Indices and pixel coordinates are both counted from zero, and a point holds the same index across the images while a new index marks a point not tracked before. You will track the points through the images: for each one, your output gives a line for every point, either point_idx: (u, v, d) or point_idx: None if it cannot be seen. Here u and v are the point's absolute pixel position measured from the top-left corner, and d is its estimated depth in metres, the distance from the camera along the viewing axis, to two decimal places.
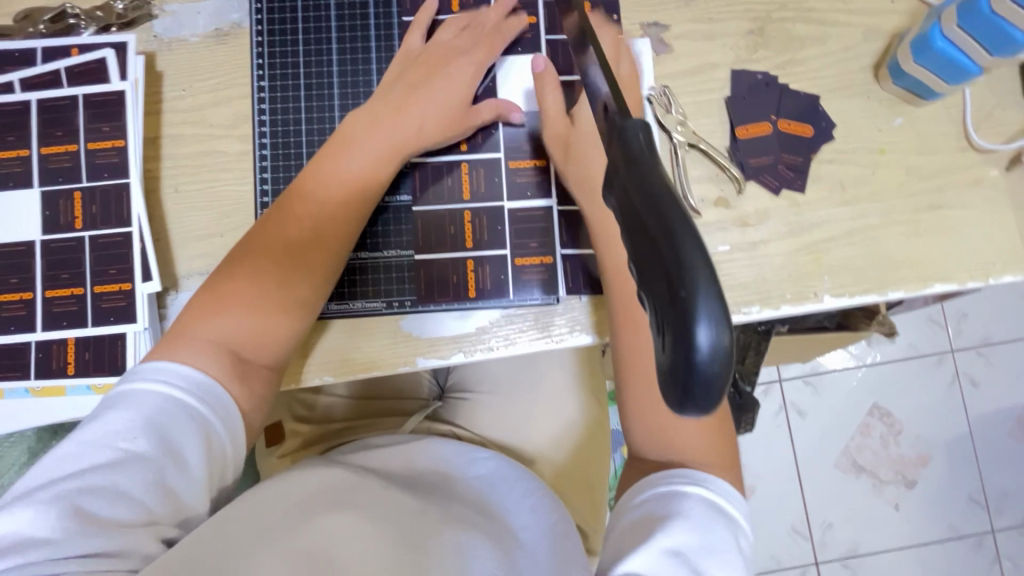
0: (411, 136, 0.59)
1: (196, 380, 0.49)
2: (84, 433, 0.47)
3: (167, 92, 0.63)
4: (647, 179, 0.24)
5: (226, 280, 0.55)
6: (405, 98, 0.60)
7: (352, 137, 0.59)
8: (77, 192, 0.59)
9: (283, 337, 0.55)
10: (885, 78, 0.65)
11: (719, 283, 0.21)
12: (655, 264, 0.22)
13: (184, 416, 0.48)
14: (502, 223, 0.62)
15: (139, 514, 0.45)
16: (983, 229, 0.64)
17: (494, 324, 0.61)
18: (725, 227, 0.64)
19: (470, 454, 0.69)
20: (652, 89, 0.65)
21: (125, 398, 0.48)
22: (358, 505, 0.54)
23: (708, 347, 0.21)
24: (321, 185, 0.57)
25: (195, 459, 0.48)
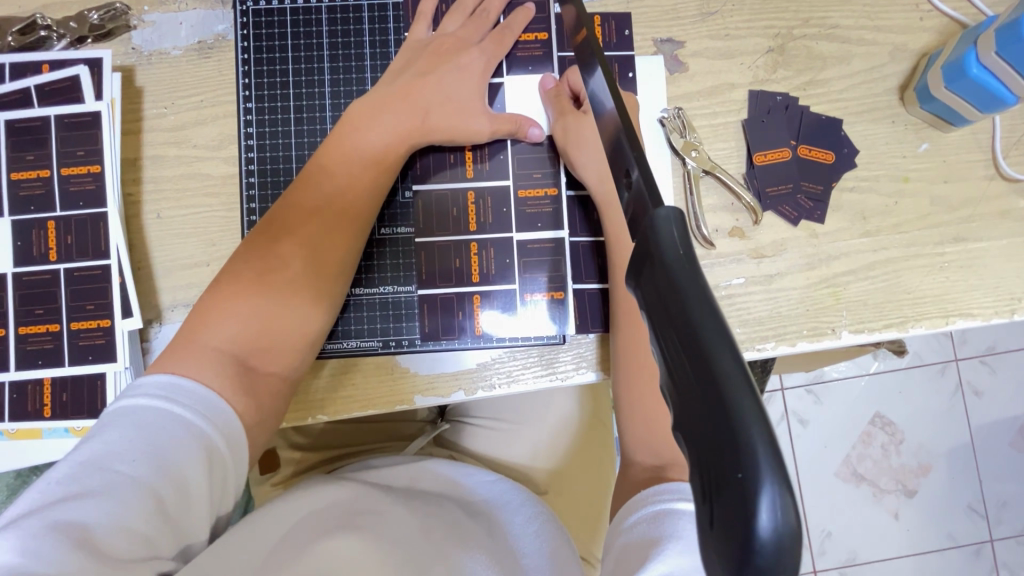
0: (418, 125, 0.56)
1: (202, 399, 0.46)
2: (80, 454, 0.43)
3: (148, 110, 0.58)
4: (686, 299, 0.20)
5: (227, 291, 0.52)
6: (412, 84, 0.56)
7: (355, 125, 0.55)
8: (51, 222, 0.56)
9: (289, 347, 0.53)
10: (911, 101, 0.61)
11: (780, 447, 0.17)
12: (700, 417, 0.19)
13: (186, 437, 0.44)
14: (511, 256, 0.58)
15: (137, 544, 0.41)
16: (1007, 261, 0.61)
17: (497, 360, 0.58)
18: (740, 258, 0.61)
19: (476, 471, 0.68)
20: (665, 111, 0.61)
21: (126, 418, 0.44)
22: (359, 529, 0.52)
23: (769, 538, 0.17)
24: (321, 193, 0.54)
25: (199, 484, 0.44)
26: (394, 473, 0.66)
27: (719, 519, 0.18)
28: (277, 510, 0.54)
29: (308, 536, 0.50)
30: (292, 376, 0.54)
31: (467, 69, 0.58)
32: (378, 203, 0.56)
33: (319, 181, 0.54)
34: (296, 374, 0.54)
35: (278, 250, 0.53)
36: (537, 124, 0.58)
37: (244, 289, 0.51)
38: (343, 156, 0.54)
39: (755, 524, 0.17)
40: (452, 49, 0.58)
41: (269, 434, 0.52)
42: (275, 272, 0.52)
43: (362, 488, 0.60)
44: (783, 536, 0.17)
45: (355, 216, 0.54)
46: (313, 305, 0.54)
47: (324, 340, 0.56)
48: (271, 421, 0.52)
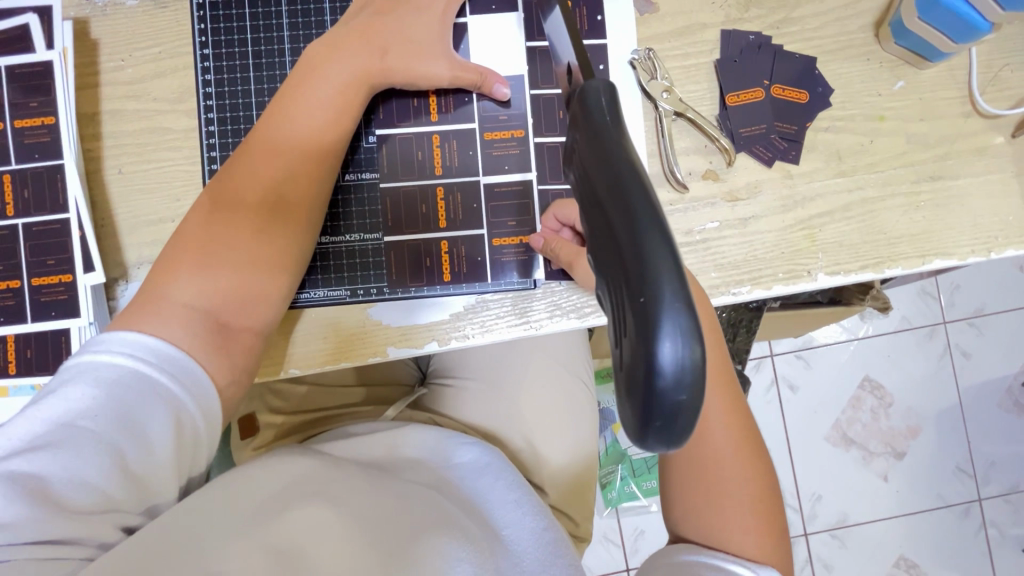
0: (377, 64, 0.54)
1: (166, 355, 0.45)
2: (39, 409, 0.43)
3: (104, 63, 0.57)
4: (613, 164, 0.22)
5: (194, 239, 0.50)
6: (370, 24, 0.55)
7: (314, 67, 0.53)
8: (7, 175, 0.54)
9: (258, 299, 0.51)
10: (886, 37, 0.60)
11: (686, 291, 0.20)
12: (617, 266, 0.21)
13: (152, 396, 0.44)
14: (479, 201, 0.57)
15: (97, 499, 0.42)
16: (985, 199, 0.61)
17: (470, 310, 0.57)
18: (714, 202, 0.60)
19: (469, 445, 0.65)
20: (636, 53, 0.60)
21: (88, 372, 0.44)
22: (334, 499, 0.51)
23: (672, 367, 0.20)
24: (285, 140, 0.52)
25: (165, 445, 0.44)
26: (370, 445, 0.64)
27: (630, 356, 0.21)
28: (252, 472, 0.52)
29: (280, 501, 0.50)
30: (264, 330, 0.52)
31: (428, 9, 0.56)
32: (341, 148, 0.55)
33: (279, 127, 0.53)
34: (267, 328, 0.52)
35: (243, 196, 0.52)
36: (503, 80, 0.57)
37: (214, 236, 0.50)
38: (302, 99, 0.53)
39: (659, 351, 0.20)
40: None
41: (244, 390, 0.51)
42: (244, 217, 0.51)
43: (336, 460, 0.59)
44: (683, 369, 0.20)
45: (320, 160, 0.53)
46: (285, 250, 0.53)
47: (294, 294, 0.55)
48: (245, 376, 0.51)
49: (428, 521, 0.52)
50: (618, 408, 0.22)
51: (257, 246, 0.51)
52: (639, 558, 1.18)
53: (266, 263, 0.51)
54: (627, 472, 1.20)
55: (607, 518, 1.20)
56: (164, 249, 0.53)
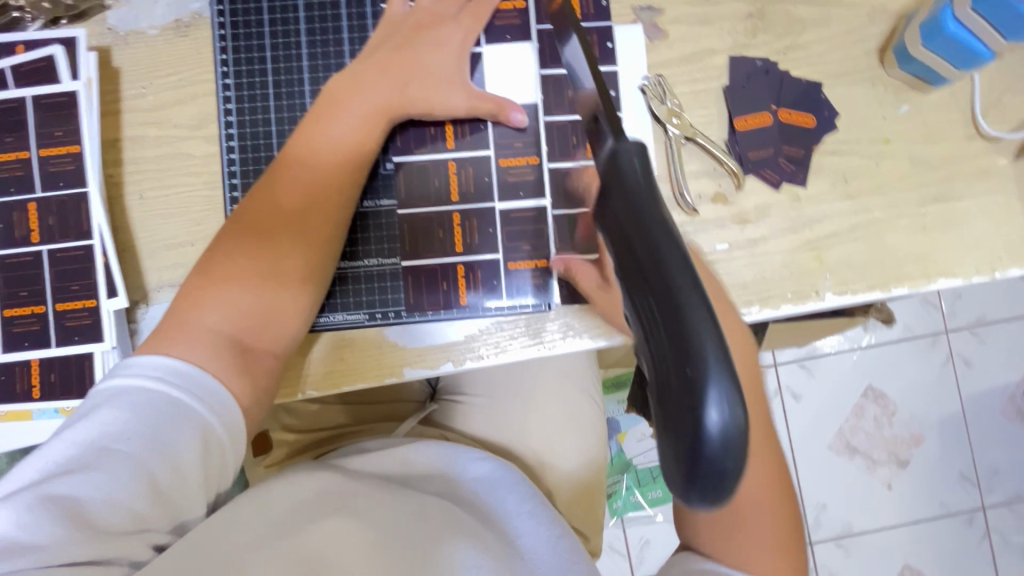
0: (398, 97, 0.55)
1: (195, 378, 0.46)
2: (73, 432, 0.44)
3: (126, 90, 0.58)
4: (655, 239, 0.24)
5: (219, 264, 0.51)
6: (392, 56, 0.56)
7: (337, 98, 0.55)
8: (31, 203, 0.55)
9: (283, 325, 0.53)
10: (891, 62, 0.61)
11: (729, 362, 0.22)
12: (661, 336, 0.24)
13: (181, 417, 0.45)
14: (494, 226, 0.59)
15: (129, 520, 0.42)
16: (988, 219, 0.62)
17: (484, 331, 0.58)
18: (724, 224, 0.61)
19: (481, 459, 0.66)
20: (646, 79, 0.61)
21: (120, 396, 0.45)
22: (354, 511, 0.52)
23: (718, 432, 0.22)
24: (310, 167, 0.54)
25: (194, 464, 0.45)
26: (385, 458, 0.65)
27: (677, 421, 0.23)
28: (274, 485, 0.53)
29: (302, 513, 0.51)
30: (285, 352, 0.53)
31: (446, 41, 0.57)
32: (362, 175, 0.56)
33: (305, 156, 0.54)
34: (287, 351, 0.53)
35: (270, 224, 0.53)
36: (520, 109, 0.58)
37: (239, 262, 0.51)
38: (326, 129, 0.54)
39: (706, 416, 0.22)
40: (429, 21, 0.57)
41: (266, 410, 0.52)
42: (269, 245, 0.52)
43: (354, 474, 0.60)
44: (729, 431, 0.22)
45: (343, 187, 0.55)
46: (307, 277, 0.54)
47: (314, 317, 0.56)
48: (268, 398, 0.52)
49: (447, 531, 0.53)
50: (662, 463, 0.24)
51: (281, 273, 0.52)
52: (646, 568, 1.18)
53: (290, 289, 0.53)
54: (633, 482, 1.21)
55: (613, 528, 1.20)
56: (187, 275, 0.54)
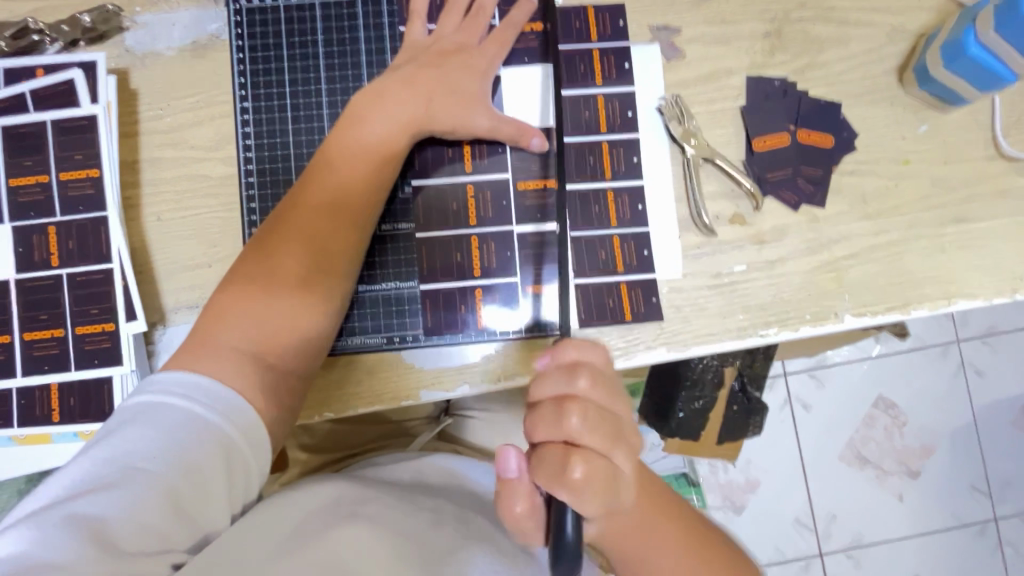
0: (420, 112, 0.55)
1: (220, 395, 0.46)
2: (97, 450, 0.44)
3: (144, 112, 0.59)
4: None
5: (243, 281, 0.52)
6: (414, 74, 0.56)
7: (358, 114, 0.55)
8: (51, 227, 0.55)
9: (300, 339, 0.52)
10: (910, 82, 0.61)
11: None
12: None
13: (205, 435, 0.45)
14: (512, 249, 0.59)
15: (149, 536, 0.42)
16: (1008, 239, 0.61)
17: (502, 354, 0.58)
18: (741, 245, 0.61)
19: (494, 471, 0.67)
20: (663, 100, 0.61)
21: (146, 412, 0.45)
22: (370, 515, 0.51)
23: None
24: (333, 177, 0.54)
25: (217, 480, 0.45)
26: (401, 466, 0.65)
27: None
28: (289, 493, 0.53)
29: (322, 517, 0.50)
30: (303, 369, 0.53)
31: (467, 65, 0.58)
32: (384, 191, 0.56)
33: (330, 168, 0.54)
34: (304, 371, 0.53)
35: (292, 235, 0.53)
36: (537, 133, 0.58)
37: (262, 281, 0.51)
38: (350, 144, 0.54)
39: None
40: (454, 49, 0.58)
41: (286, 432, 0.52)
42: (292, 263, 0.52)
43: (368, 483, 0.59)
44: None
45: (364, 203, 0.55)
46: (329, 293, 0.54)
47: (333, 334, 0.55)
48: (289, 418, 0.51)
49: (462, 535, 0.53)
50: None
51: (303, 290, 0.52)
52: None
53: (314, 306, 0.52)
54: None
55: None
56: (213, 290, 0.54)
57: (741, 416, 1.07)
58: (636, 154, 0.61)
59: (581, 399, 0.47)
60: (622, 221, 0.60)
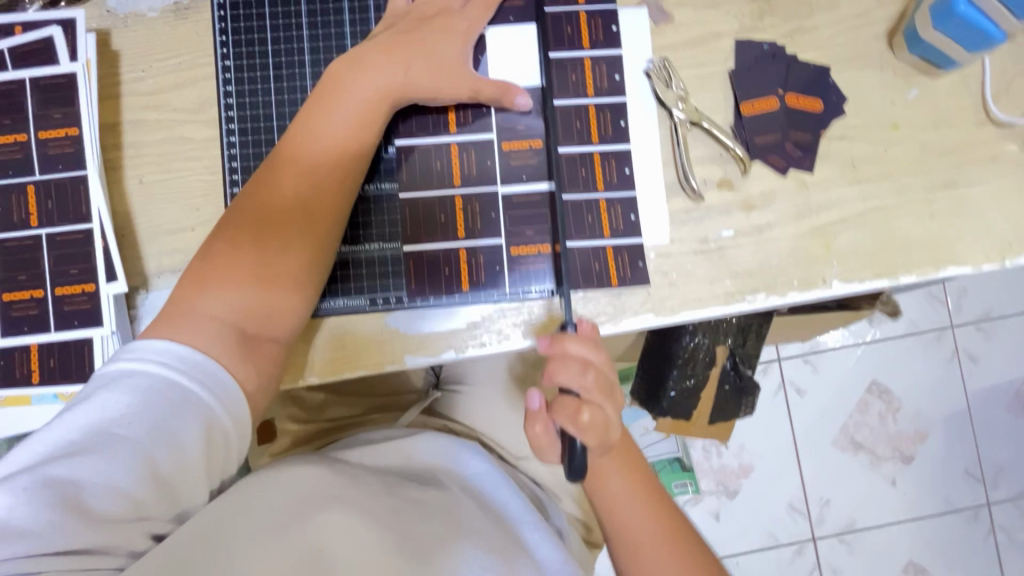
0: (400, 79, 0.54)
1: (200, 364, 0.46)
2: (73, 417, 0.43)
3: (125, 74, 0.58)
4: None
5: (226, 249, 0.51)
6: (393, 41, 0.55)
7: (340, 84, 0.54)
8: (30, 186, 0.55)
9: (287, 309, 0.52)
10: (900, 46, 0.60)
11: None
12: None
13: (186, 407, 0.44)
14: (496, 210, 0.58)
15: (129, 508, 0.42)
16: (998, 205, 0.61)
17: (488, 319, 0.58)
18: (729, 210, 0.60)
19: (480, 454, 0.66)
20: (651, 63, 0.60)
21: (125, 381, 0.44)
22: (353, 499, 0.51)
23: None
24: (316, 148, 0.53)
25: (197, 453, 0.45)
26: (384, 454, 0.63)
27: None
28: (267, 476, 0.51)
29: (308, 496, 0.50)
30: (288, 339, 0.53)
31: (449, 29, 0.57)
32: (366, 161, 0.55)
33: (317, 138, 0.53)
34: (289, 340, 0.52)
35: (278, 207, 0.52)
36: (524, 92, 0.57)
37: (245, 247, 0.51)
38: (333, 113, 0.54)
39: None
40: (434, 15, 0.57)
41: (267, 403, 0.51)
42: (275, 232, 0.52)
43: (354, 468, 0.58)
44: None
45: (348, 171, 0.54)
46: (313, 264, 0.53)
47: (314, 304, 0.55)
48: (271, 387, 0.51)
49: (450, 528, 0.53)
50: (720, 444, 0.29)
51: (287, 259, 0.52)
52: None
53: (297, 275, 0.52)
54: None
55: None
56: (191, 262, 0.53)
57: (733, 396, 1.07)
58: (624, 118, 0.60)
59: (596, 362, 0.47)
60: (608, 184, 0.60)
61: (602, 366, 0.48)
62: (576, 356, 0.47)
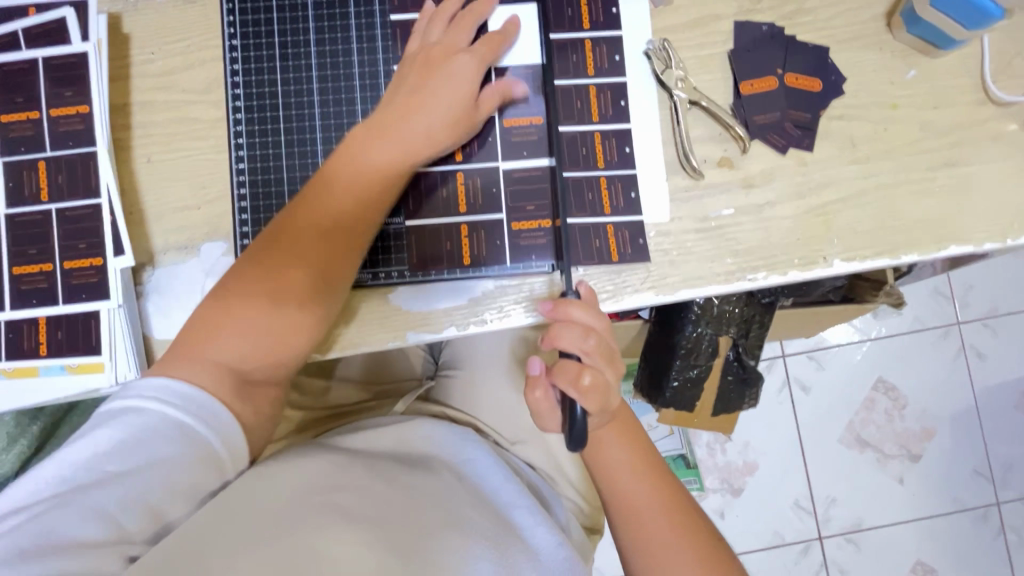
0: (412, 135, 0.54)
1: (192, 397, 0.49)
2: (68, 454, 0.47)
3: (136, 55, 0.59)
4: None
5: (236, 287, 0.53)
6: (408, 99, 0.55)
7: (353, 141, 0.55)
8: (41, 162, 0.56)
9: (296, 347, 0.54)
10: (898, 26, 0.61)
11: None
12: None
13: (175, 436, 0.47)
14: (497, 186, 0.59)
15: (106, 532, 0.44)
16: (1000, 185, 0.61)
17: (489, 296, 0.59)
18: (729, 188, 0.60)
19: (480, 445, 0.66)
20: (651, 43, 0.61)
21: (119, 417, 0.48)
22: (344, 501, 0.51)
23: None
24: (326, 195, 0.54)
25: (189, 475, 0.47)
26: (385, 443, 0.63)
27: None
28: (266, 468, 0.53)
29: (297, 498, 0.50)
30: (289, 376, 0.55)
31: (462, 72, 0.56)
32: (380, 208, 0.55)
33: (329, 178, 0.55)
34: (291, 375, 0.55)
35: (291, 248, 0.53)
36: (522, 83, 0.60)
37: (254, 287, 0.52)
38: (343, 160, 0.55)
39: None
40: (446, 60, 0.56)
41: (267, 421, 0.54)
42: (283, 273, 0.53)
43: (351, 458, 0.59)
44: None
45: (357, 209, 0.54)
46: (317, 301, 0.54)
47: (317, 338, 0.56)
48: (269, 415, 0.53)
49: (442, 518, 0.53)
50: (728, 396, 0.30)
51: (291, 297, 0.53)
52: None
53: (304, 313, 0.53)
54: None
55: None
56: (203, 299, 0.55)
57: (737, 387, 1.06)
58: (624, 98, 0.61)
59: (597, 325, 0.50)
60: (609, 162, 0.60)
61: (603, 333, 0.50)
62: (578, 322, 0.50)
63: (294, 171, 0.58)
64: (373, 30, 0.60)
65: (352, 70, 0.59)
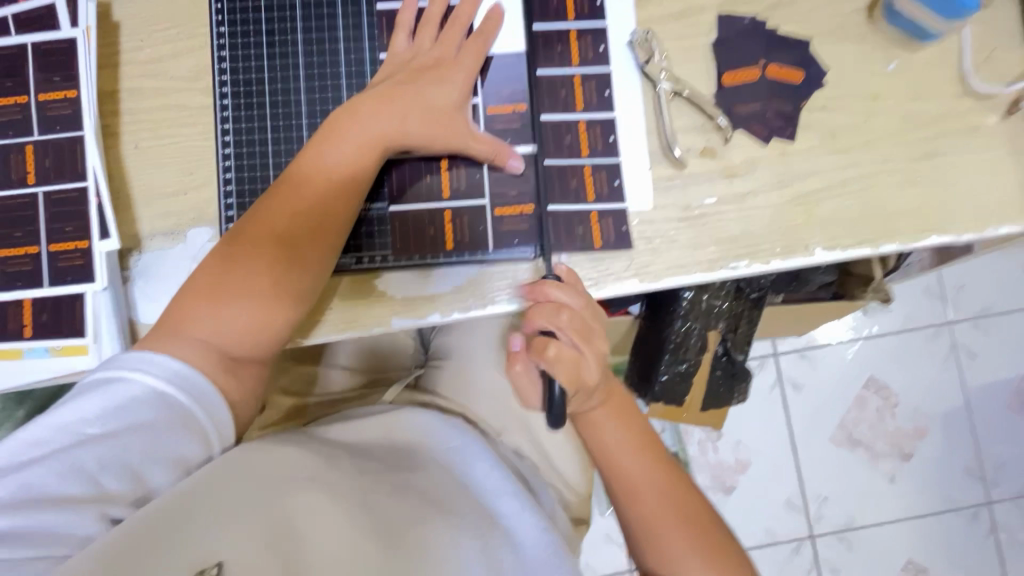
0: (395, 131, 0.56)
1: (175, 371, 0.49)
2: (52, 417, 0.47)
3: (125, 43, 0.60)
4: None
5: (222, 270, 0.53)
6: (390, 94, 0.56)
7: (337, 128, 0.56)
8: (28, 145, 0.57)
9: (280, 332, 0.54)
10: (879, 18, 0.62)
11: None
12: None
13: (159, 406, 0.48)
14: (481, 171, 0.60)
15: (90, 492, 0.46)
16: (980, 176, 0.62)
17: (474, 283, 0.59)
18: (712, 177, 0.61)
19: (467, 431, 0.64)
20: (634, 34, 0.62)
21: (103, 384, 0.48)
22: (333, 482, 0.52)
23: None
24: (311, 182, 0.55)
25: (170, 444, 0.48)
26: (367, 429, 0.62)
27: None
28: (248, 448, 0.52)
29: (286, 476, 0.51)
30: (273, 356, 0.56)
31: (447, 81, 0.58)
32: (361, 197, 0.57)
33: (310, 166, 0.55)
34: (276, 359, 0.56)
35: (284, 240, 0.54)
36: (517, 155, 0.60)
37: (240, 270, 0.53)
38: (330, 153, 0.55)
39: None
40: (431, 64, 0.58)
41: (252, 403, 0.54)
42: (267, 256, 0.53)
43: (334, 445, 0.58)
44: None
45: (343, 197, 0.55)
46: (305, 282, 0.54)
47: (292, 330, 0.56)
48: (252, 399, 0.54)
49: (427, 511, 0.53)
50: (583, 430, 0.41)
51: (274, 287, 0.53)
52: None
53: (283, 304, 0.53)
54: None
55: (608, 518, 1.11)
56: (188, 279, 0.55)
57: (726, 381, 1.07)
58: (608, 88, 0.62)
59: (566, 306, 0.52)
60: (593, 150, 0.61)
61: (582, 307, 0.52)
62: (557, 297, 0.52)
63: (279, 156, 0.59)
64: (360, 17, 0.60)
65: (338, 57, 0.60)
